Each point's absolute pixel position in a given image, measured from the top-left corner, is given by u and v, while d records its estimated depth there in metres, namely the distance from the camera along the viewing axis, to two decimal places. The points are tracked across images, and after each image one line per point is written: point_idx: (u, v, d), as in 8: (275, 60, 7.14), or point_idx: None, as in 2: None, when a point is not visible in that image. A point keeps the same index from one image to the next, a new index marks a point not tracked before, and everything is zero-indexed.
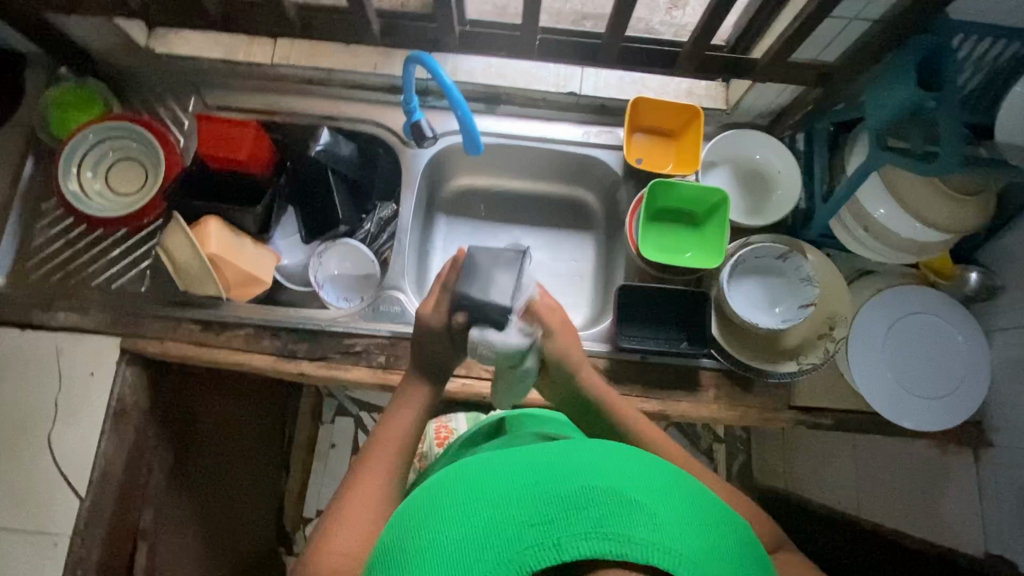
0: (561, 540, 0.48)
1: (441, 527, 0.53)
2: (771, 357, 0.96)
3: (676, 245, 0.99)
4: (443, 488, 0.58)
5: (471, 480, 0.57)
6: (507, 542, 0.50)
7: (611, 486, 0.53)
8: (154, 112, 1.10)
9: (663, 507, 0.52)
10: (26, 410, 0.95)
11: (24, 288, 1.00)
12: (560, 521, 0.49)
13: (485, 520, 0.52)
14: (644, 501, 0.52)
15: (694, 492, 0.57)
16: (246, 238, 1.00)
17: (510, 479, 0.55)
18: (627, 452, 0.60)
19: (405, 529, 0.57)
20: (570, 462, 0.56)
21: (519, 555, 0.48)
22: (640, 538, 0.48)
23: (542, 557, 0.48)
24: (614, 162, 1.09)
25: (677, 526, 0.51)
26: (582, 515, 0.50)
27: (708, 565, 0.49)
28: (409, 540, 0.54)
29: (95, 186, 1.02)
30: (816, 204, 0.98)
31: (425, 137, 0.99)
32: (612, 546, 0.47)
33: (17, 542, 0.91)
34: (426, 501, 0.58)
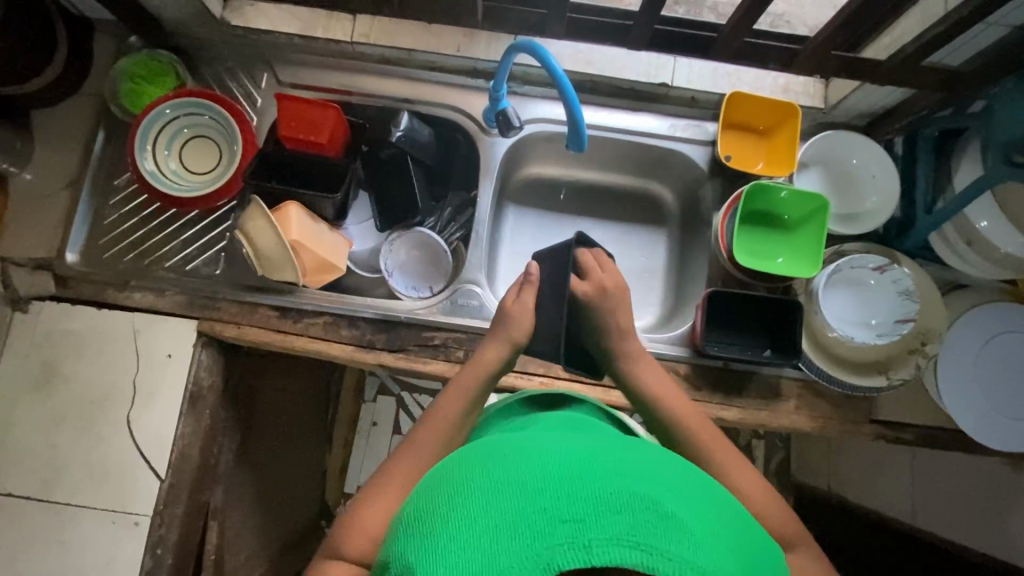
0: (594, 544, 0.42)
1: (461, 503, 0.47)
2: (858, 369, 0.94)
3: (768, 250, 0.97)
4: (467, 465, 0.52)
5: (496, 460, 0.51)
6: (537, 534, 0.43)
7: (649, 493, 0.47)
8: (225, 86, 1.05)
9: (704, 526, 0.46)
10: (103, 389, 0.93)
11: (97, 267, 0.99)
12: (591, 522, 0.43)
13: (510, 504, 0.46)
14: (684, 516, 0.46)
15: (738, 520, 0.50)
16: (324, 225, 0.99)
17: (542, 464, 0.49)
18: (667, 462, 0.54)
19: (423, 501, 0.51)
20: (608, 458, 0.50)
21: (546, 550, 0.42)
22: (678, 557, 0.42)
23: (572, 558, 0.42)
24: (700, 157, 1.05)
25: (717, 552, 0.44)
26: (619, 519, 0.43)
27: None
28: (425, 513, 0.49)
29: (171, 165, 1.00)
30: (918, 214, 0.95)
31: (511, 126, 0.95)
32: (646, 559, 0.41)
33: (95, 521, 0.90)
34: (450, 475, 0.53)
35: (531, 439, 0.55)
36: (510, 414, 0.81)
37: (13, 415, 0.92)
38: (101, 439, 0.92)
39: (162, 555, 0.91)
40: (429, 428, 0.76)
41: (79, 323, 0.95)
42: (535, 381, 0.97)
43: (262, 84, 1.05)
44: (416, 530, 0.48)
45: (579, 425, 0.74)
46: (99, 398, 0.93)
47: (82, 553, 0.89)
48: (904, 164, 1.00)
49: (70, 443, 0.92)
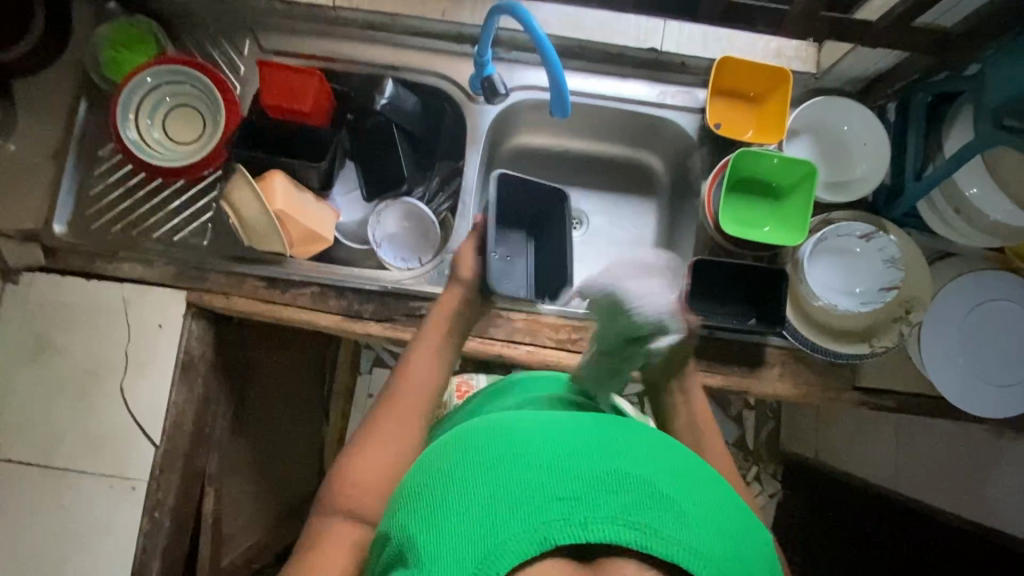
0: (590, 520, 0.44)
1: (459, 476, 0.48)
2: (842, 338, 0.95)
3: (755, 219, 0.96)
4: (463, 436, 0.53)
5: (495, 431, 0.52)
6: (534, 509, 0.45)
7: (644, 471, 0.48)
8: (207, 55, 1.04)
9: (696, 503, 0.47)
10: (96, 358, 0.95)
11: (86, 238, 0.99)
12: (587, 500, 0.45)
13: (509, 478, 0.47)
14: (678, 493, 0.47)
15: (730, 495, 0.52)
16: (309, 195, 0.99)
17: (539, 438, 0.50)
18: (663, 437, 0.55)
19: (422, 470, 0.52)
20: (604, 434, 0.51)
21: (543, 526, 0.44)
22: (670, 535, 0.44)
23: (568, 534, 0.44)
24: (689, 125, 1.04)
25: (708, 528, 0.46)
26: (614, 497, 0.45)
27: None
28: (424, 484, 0.50)
29: (155, 135, 0.99)
30: (908, 181, 0.94)
31: (497, 93, 0.95)
32: (639, 537, 0.43)
33: (93, 485, 0.92)
34: (448, 445, 0.54)
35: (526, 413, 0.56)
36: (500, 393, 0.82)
37: (10, 384, 0.94)
38: (96, 407, 0.94)
39: (159, 518, 0.94)
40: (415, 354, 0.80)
41: (69, 293, 0.96)
42: (522, 350, 0.98)
43: (244, 51, 1.03)
44: (416, 501, 0.49)
45: (573, 404, 0.74)
46: (92, 367, 0.95)
47: (81, 516, 0.92)
48: (896, 131, 0.98)
49: (66, 410, 0.94)
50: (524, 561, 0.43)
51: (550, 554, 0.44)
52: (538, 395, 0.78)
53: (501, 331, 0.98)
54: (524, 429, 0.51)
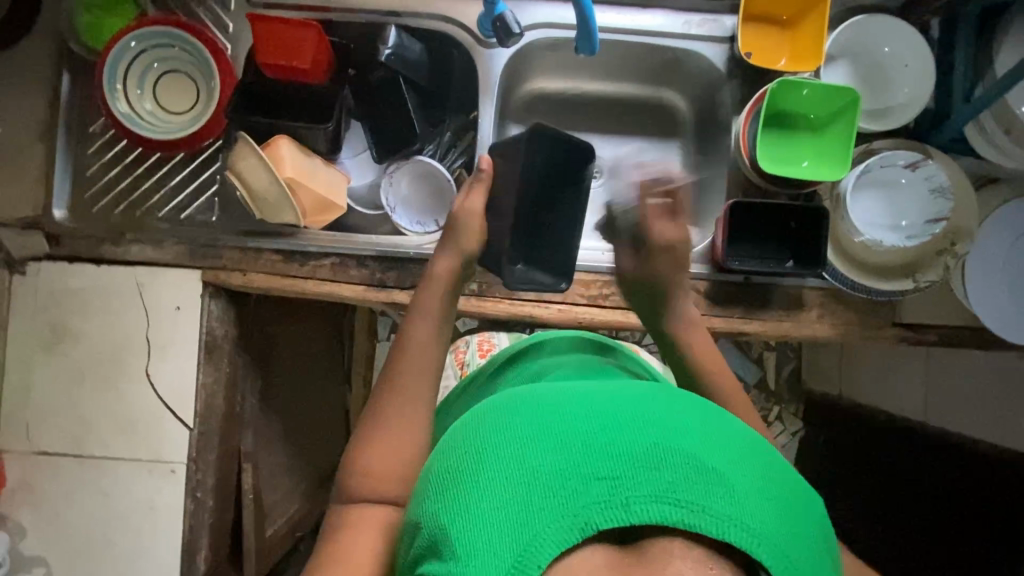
0: (632, 501, 0.43)
1: (489, 459, 0.47)
2: (884, 274, 0.91)
3: (791, 155, 0.91)
4: (490, 416, 0.51)
5: (523, 412, 0.50)
6: (572, 494, 0.44)
7: (688, 445, 0.46)
8: (192, 13, 0.96)
9: (744, 475, 0.46)
10: (118, 344, 0.92)
11: (87, 221, 0.94)
12: (628, 479, 0.44)
13: (541, 461, 0.45)
14: (725, 467, 0.46)
15: (775, 461, 0.50)
16: (318, 160, 0.93)
17: (571, 414, 0.49)
18: (703, 403, 0.53)
19: (449, 452, 0.51)
20: (642, 406, 0.50)
21: (583, 510, 0.43)
22: (718, 511, 0.43)
23: (608, 517, 0.43)
24: (716, 56, 0.97)
25: (759, 502, 0.44)
26: (655, 475, 0.44)
27: (791, 556, 0.43)
28: (451, 469, 0.49)
29: (146, 105, 0.92)
30: (956, 103, 0.88)
31: (511, 33, 0.87)
32: (686, 516, 0.42)
33: (133, 470, 0.92)
34: (473, 425, 0.52)
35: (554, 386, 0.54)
36: (530, 358, 0.80)
37: (34, 377, 0.92)
38: (124, 393, 0.92)
39: (202, 498, 0.94)
40: (419, 318, 0.78)
41: (81, 280, 0.92)
42: (552, 309, 0.95)
43: (232, 6, 0.95)
44: (443, 488, 0.48)
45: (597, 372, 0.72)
46: (115, 353, 0.92)
47: (125, 501, 0.92)
48: (940, 51, 0.92)
49: (95, 400, 0.92)
50: (565, 548, 0.42)
51: (593, 540, 0.43)
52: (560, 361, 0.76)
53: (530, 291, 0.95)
54: (552, 407, 0.50)
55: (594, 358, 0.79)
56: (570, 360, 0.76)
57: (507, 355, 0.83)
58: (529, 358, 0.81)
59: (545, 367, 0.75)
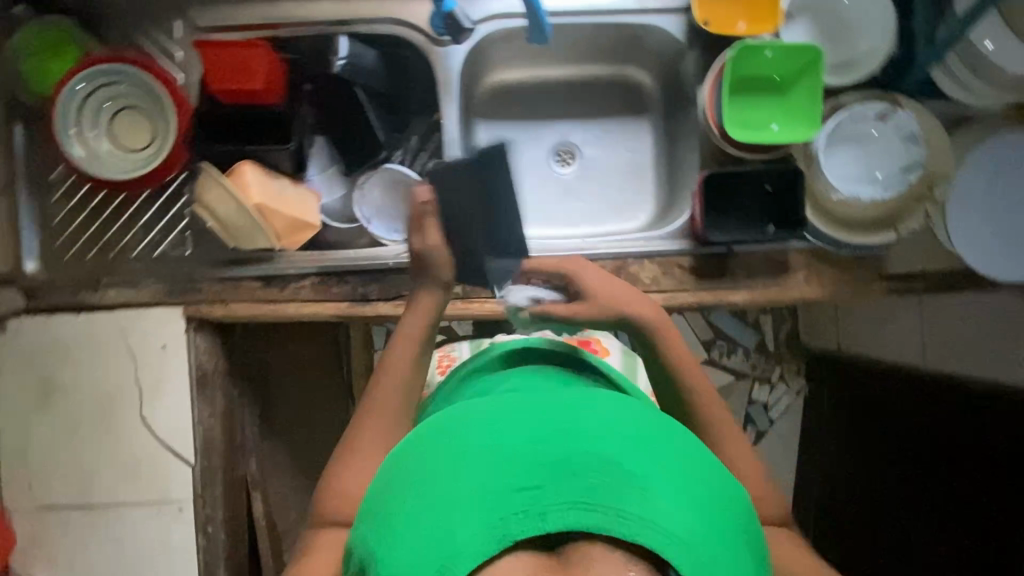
0: (547, 510, 0.48)
1: (420, 483, 0.52)
2: (867, 228, 0.90)
3: (760, 118, 0.89)
4: (423, 442, 0.57)
5: (451, 435, 0.55)
6: (492, 508, 0.48)
7: (601, 454, 0.51)
8: (138, 46, 0.94)
9: (654, 479, 0.50)
10: (108, 390, 0.92)
11: (62, 271, 0.93)
12: (544, 491, 0.49)
13: (465, 481, 0.51)
14: (638, 473, 0.51)
15: (686, 458, 0.55)
16: (285, 180, 0.91)
17: (496, 431, 0.53)
18: (626, 410, 0.58)
19: (387, 480, 0.56)
20: (564, 418, 0.54)
21: (502, 523, 0.48)
22: (625, 512, 0.47)
23: (525, 527, 0.47)
24: (673, 27, 0.95)
25: (668, 502, 0.49)
26: (567, 484, 0.49)
27: (696, 550, 0.47)
28: (389, 496, 0.53)
29: (103, 146, 0.90)
30: (919, 47, 0.87)
31: (462, 30, 0.91)
32: (596, 519, 0.47)
33: (141, 514, 0.92)
34: (409, 452, 0.57)
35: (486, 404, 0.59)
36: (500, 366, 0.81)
37: (29, 433, 0.92)
38: (121, 438, 0.92)
39: (214, 532, 0.93)
40: (398, 346, 0.79)
41: (63, 330, 0.92)
42: None
43: (178, 34, 0.93)
44: (381, 514, 0.53)
45: (542, 378, 0.74)
46: (106, 400, 0.92)
47: (136, 544, 0.92)
48: None
49: (92, 448, 0.92)
50: (487, 561, 0.46)
51: (516, 549, 0.47)
52: (510, 370, 0.78)
53: None
54: (478, 428, 0.55)
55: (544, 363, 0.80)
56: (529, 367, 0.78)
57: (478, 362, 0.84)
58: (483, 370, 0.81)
59: (505, 375, 0.77)
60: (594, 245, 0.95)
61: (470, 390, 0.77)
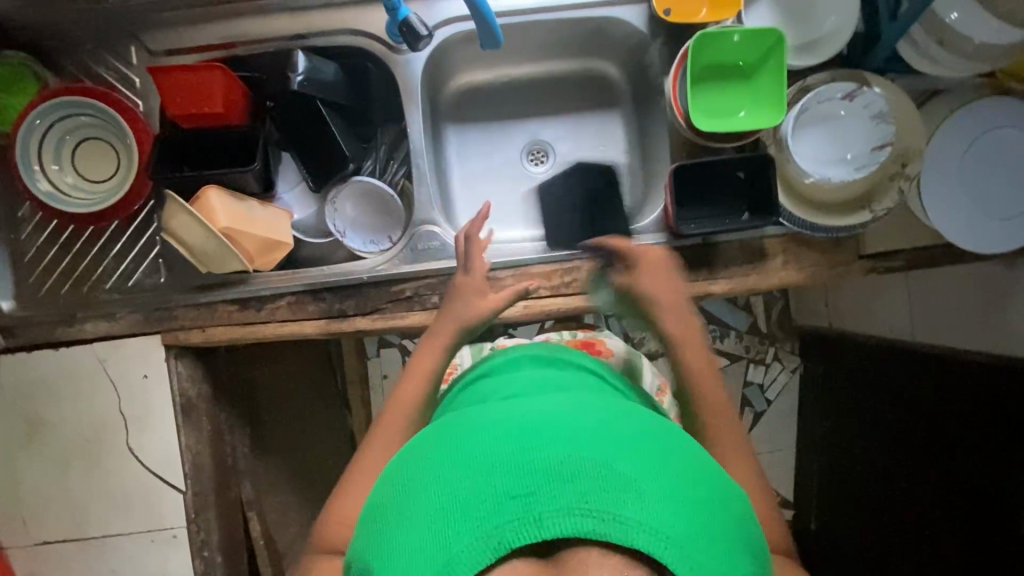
0: (544, 517, 0.45)
1: (417, 492, 0.50)
2: (841, 209, 0.89)
3: (728, 106, 0.88)
4: (422, 451, 0.55)
5: (449, 443, 0.53)
6: (487, 515, 0.46)
7: (600, 456, 0.49)
8: (95, 76, 0.93)
9: (655, 481, 0.48)
10: (93, 424, 0.92)
11: (37, 307, 0.93)
12: (541, 495, 0.46)
13: (461, 487, 0.48)
14: (640, 477, 0.48)
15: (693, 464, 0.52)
16: (253, 202, 0.90)
17: (492, 437, 0.52)
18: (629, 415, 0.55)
19: (386, 488, 0.54)
20: (561, 421, 0.52)
21: (498, 531, 0.45)
22: (625, 518, 0.45)
23: (521, 534, 0.45)
24: (635, 18, 0.94)
25: (669, 505, 0.47)
26: (567, 487, 0.46)
27: (699, 556, 0.45)
28: (386, 506, 0.52)
29: (68, 179, 0.90)
30: (883, 23, 0.85)
31: (420, 36, 0.84)
32: (595, 524, 0.45)
33: (136, 543, 0.92)
34: (408, 460, 0.55)
35: (483, 411, 0.57)
36: (501, 372, 0.79)
37: (18, 471, 0.92)
38: (110, 470, 0.92)
39: (211, 556, 0.94)
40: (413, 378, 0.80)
41: (42, 367, 0.91)
42: (518, 306, 0.93)
43: (133, 60, 0.92)
44: (378, 525, 0.51)
45: (543, 382, 0.72)
46: (92, 433, 0.92)
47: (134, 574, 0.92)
48: None
49: (82, 482, 0.92)
50: (481, 570, 0.45)
51: (511, 557, 0.45)
52: (510, 377, 0.76)
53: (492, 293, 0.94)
54: (475, 434, 0.53)
55: (546, 368, 0.78)
56: (530, 371, 0.76)
57: (479, 370, 0.83)
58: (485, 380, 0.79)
59: (503, 384, 0.75)
60: (569, 244, 0.95)
61: (470, 399, 0.75)
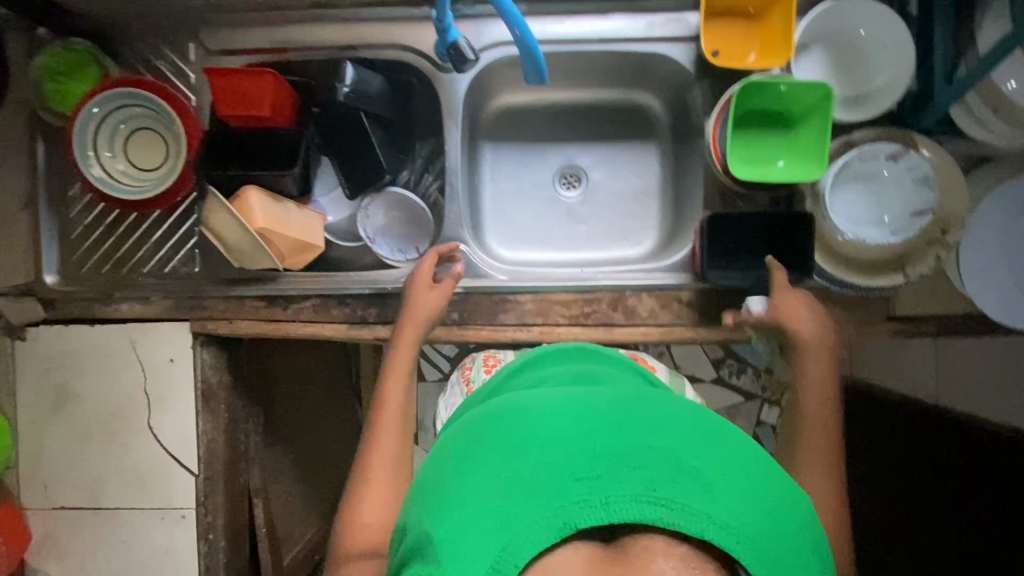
0: (612, 500, 0.45)
1: (473, 463, 0.49)
2: (874, 269, 0.88)
3: (764, 155, 0.89)
4: (477, 425, 0.54)
5: (507, 419, 0.52)
6: (553, 493, 0.45)
7: (669, 447, 0.48)
8: (153, 68, 0.97)
9: (726, 473, 0.47)
10: (118, 400, 0.96)
11: (78, 284, 0.97)
12: (609, 479, 0.46)
13: (524, 462, 0.47)
14: (709, 470, 0.47)
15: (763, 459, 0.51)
16: (289, 203, 0.93)
17: (554, 418, 0.51)
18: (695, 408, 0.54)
19: (437, 460, 0.53)
20: (626, 408, 0.51)
21: (565, 509, 0.45)
22: (697, 509, 0.44)
23: (589, 515, 0.44)
24: (682, 57, 0.94)
25: (740, 499, 0.46)
26: (636, 475, 0.46)
27: (773, 554, 0.44)
28: (438, 476, 0.51)
29: (119, 166, 0.94)
30: (937, 85, 0.83)
31: (467, 59, 0.87)
32: (664, 514, 0.44)
33: (147, 519, 0.96)
34: (461, 434, 0.54)
35: (539, 394, 0.56)
36: (539, 361, 0.77)
37: (46, 438, 0.97)
38: (130, 446, 0.96)
39: (214, 539, 0.97)
40: (388, 384, 0.86)
41: (76, 341, 0.96)
42: (535, 331, 0.94)
43: (190, 56, 0.96)
44: (430, 493, 0.50)
45: (595, 374, 0.70)
46: (116, 409, 0.96)
47: (142, 547, 0.96)
48: (919, 29, 0.87)
49: (103, 455, 0.96)
50: (545, 547, 0.44)
51: (575, 537, 0.45)
52: (559, 365, 0.74)
53: (511, 316, 0.94)
54: (536, 413, 0.52)
55: (595, 360, 0.76)
56: (572, 363, 0.74)
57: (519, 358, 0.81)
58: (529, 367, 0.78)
59: (544, 372, 0.73)
60: (593, 276, 0.95)
61: (517, 380, 0.73)
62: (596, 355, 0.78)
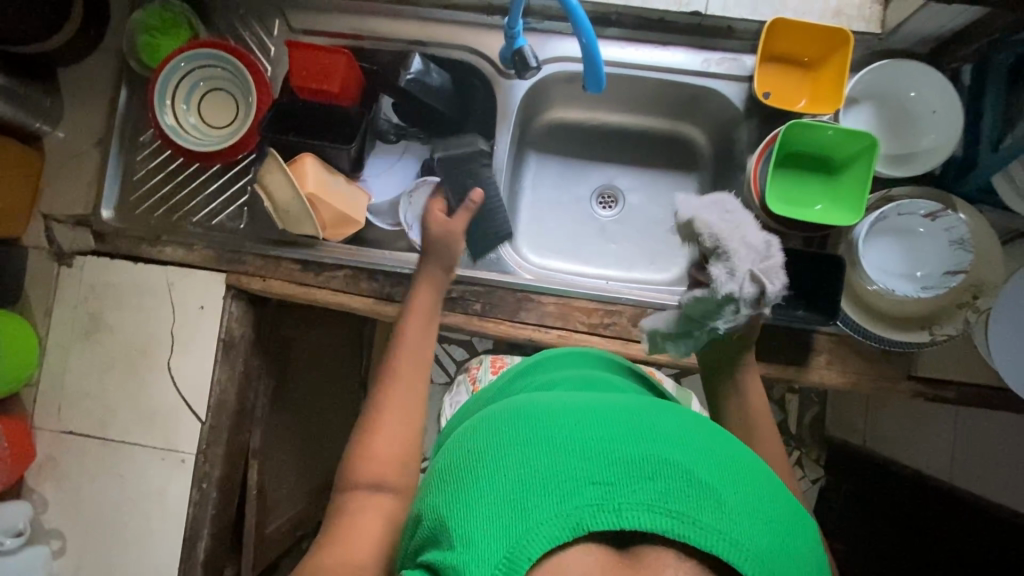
0: (624, 507, 0.44)
1: (490, 460, 0.49)
2: (899, 324, 0.87)
3: (805, 198, 0.91)
4: (494, 422, 0.54)
5: (523, 419, 0.52)
6: (568, 495, 0.45)
7: (684, 460, 0.47)
8: (239, 37, 1.04)
9: (734, 491, 0.47)
10: (144, 336, 0.99)
11: (130, 222, 1.03)
12: (621, 486, 0.45)
13: (539, 462, 0.47)
14: (716, 484, 0.46)
15: (772, 485, 0.50)
16: (340, 177, 0.98)
17: (570, 421, 0.50)
18: (705, 426, 0.53)
19: (454, 455, 0.53)
20: (638, 420, 0.51)
21: (577, 512, 0.44)
22: (709, 524, 0.44)
23: (600, 520, 0.44)
24: (734, 94, 0.98)
25: (750, 518, 0.45)
26: (648, 485, 0.45)
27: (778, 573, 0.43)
28: (454, 469, 0.50)
29: (190, 120, 1.00)
30: (982, 153, 0.85)
31: (528, 66, 0.90)
32: (675, 525, 0.43)
33: (148, 456, 0.98)
34: (477, 432, 0.54)
35: (553, 397, 0.56)
36: (551, 363, 0.78)
37: (70, 361, 1.00)
38: (145, 382, 0.99)
39: (207, 489, 0.98)
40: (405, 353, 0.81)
41: (117, 276, 1.00)
42: (551, 333, 0.95)
43: (274, 31, 1.04)
44: (446, 486, 0.50)
45: (610, 383, 0.70)
46: (141, 345, 0.99)
47: (138, 485, 0.98)
48: (971, 97, 0.89)
49: (119, 387, 0.99)
50: (555, 546, 0.43)
51: (586, 539, 0.44)
52: (569, 371, 0.74)
53: (532, 315, 0.96)
54: (552, 414, 0.52)
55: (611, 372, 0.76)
56: (580, 372, 0.73)
57: (531, 360, 0.81)
58: (545, 365, 0.78)
59: (551, 378, 0.72)
60: (617, 290, 0.97)
61: (533, 377, 0.73)
62: (615, 365, 0.81)
